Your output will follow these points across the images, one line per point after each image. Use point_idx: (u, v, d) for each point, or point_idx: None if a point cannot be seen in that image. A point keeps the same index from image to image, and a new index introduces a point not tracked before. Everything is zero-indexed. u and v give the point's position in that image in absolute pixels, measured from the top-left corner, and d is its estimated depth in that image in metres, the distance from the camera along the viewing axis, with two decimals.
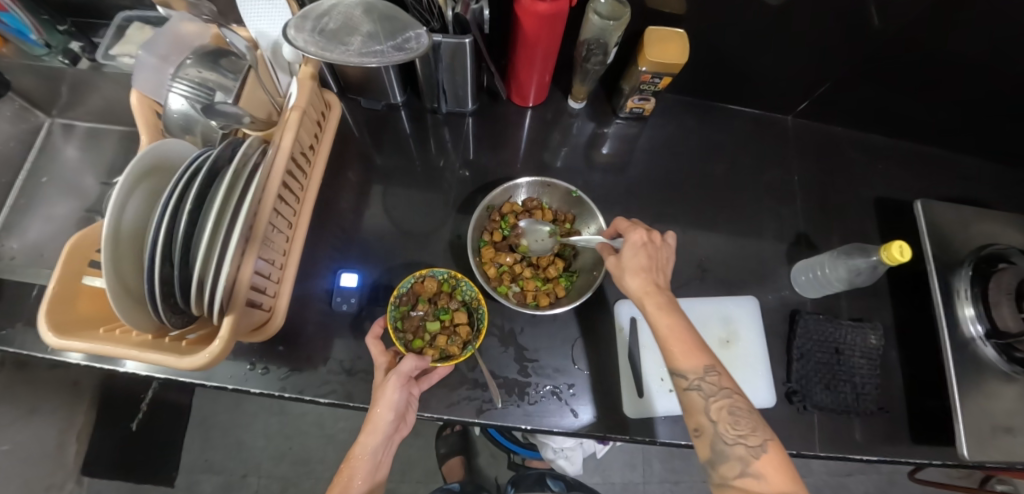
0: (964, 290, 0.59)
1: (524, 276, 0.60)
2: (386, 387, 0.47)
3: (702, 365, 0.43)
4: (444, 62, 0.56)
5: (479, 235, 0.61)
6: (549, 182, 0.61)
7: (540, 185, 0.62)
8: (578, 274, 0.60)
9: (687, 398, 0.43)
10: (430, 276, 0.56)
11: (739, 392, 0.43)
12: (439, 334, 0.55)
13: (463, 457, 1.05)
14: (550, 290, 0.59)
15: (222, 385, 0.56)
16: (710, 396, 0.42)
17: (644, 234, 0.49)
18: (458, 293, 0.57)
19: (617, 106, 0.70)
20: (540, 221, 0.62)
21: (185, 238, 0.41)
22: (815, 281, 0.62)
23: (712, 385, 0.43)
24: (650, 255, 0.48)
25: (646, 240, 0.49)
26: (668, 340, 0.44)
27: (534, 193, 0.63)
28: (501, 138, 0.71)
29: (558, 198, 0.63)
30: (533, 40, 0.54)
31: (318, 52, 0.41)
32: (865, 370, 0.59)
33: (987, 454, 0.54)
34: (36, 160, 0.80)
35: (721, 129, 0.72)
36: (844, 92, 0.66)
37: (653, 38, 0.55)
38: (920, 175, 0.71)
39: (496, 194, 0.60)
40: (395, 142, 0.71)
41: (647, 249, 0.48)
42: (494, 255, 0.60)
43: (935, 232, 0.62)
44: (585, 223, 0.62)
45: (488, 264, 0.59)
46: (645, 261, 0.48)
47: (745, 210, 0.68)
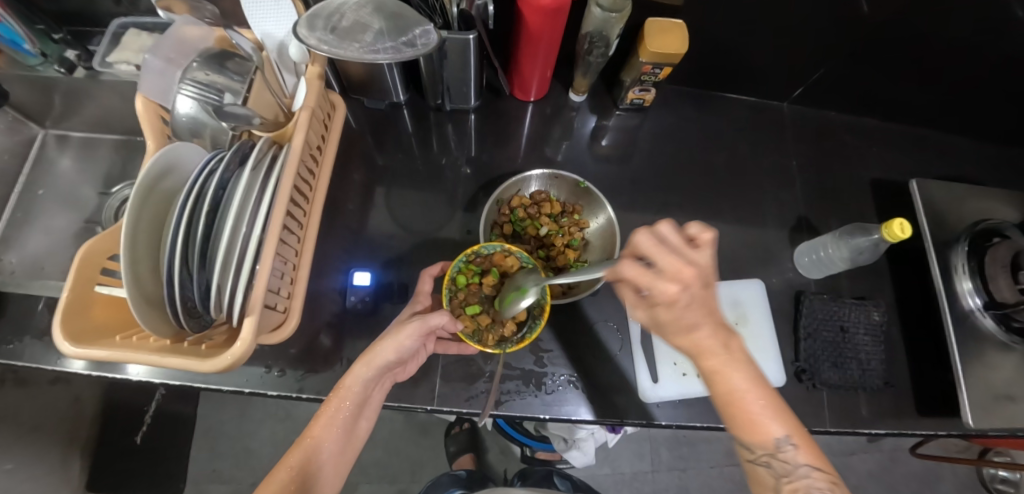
0: (961, 266, 0.61)
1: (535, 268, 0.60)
2: (404, 329, 0.46)
3: (777, 435, 0.39)
4: (448, 59, 0.57)
5: (493, 225, 0.62)
6: (557, 175, 0.62)
7: (550, 177, 0.63)
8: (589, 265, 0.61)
9: (753, 470, 0.41)
10: (514, 255, 0.54)
11: (821, 469, 0.38)
12: (486, 313, 0.54)
13: (472, 454, 1.05)
14: (562, 280, 0.59)
15: (238, 388, 0.56)
16: (780, 475, 0.39)
17: (672, 286, 0.35)
18: (530, 289, 0.54)
19: (618, 98, 0.71)
20: (549, 213, 0.62)
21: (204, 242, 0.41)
22: (819, 262, 0.63)
23: (783, 460, 0.39)
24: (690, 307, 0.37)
25: (679, 292, 0.36)
26: (729, 410, 0.39)
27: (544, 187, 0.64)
28: (504, 134, 0.72)
29: (567, 190, 0.64)
30: (536, 34, 0.55)
31: (330, 50, 0.41)
32: (870, 347, 0.61)
33: (991, 421, 0.56)
34: (31, 172, 0.79)
35: (719, 117, 0.74)
36: (837, 78, 0.68)
37: (653, 29, 0.56)
38: (912, 157, 0.73)
39: (506, 185, 0.60)
40: (399, 142, 0.71)
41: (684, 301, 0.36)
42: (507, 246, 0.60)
43: (930, 210, 0.64)
44: (594, 213, 0.63)
45: None
46: (686, 317, 0.37)
47: (746, 195, 0.69)
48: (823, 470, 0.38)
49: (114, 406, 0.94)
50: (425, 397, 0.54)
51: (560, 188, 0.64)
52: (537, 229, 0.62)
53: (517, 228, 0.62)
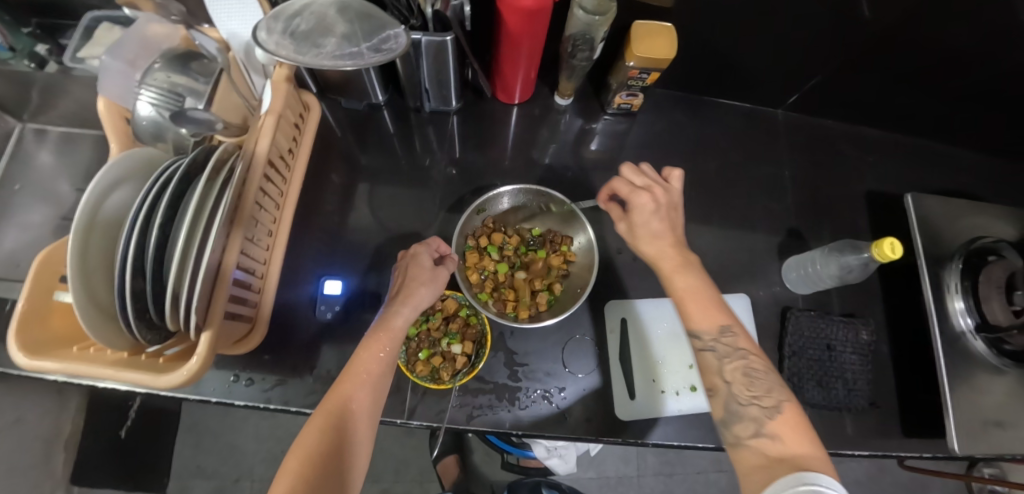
0: (954, 285, 0.59)
1: (505, 286, 0.60)
2: (381, 343, 0.47)
3: (718, 326, 0.43)
4: (426, 61, 0.54)
5: (470, 235, 0.61)
6: (541, 191, 0.59)
7: (528, 193, 0.61)
8: (565, 290, 0.60)
9: (702, 358, 0.43)
10: (452, 296, 0.56)
11: (757, 354, 0.43)
12: (439, 353, 0.54)
13: (456, 456, 1.05)
14: (532, 303, 0.58)
15: (205, 397, 0.55)
16: (724, 357, 0.42)
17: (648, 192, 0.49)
18: (473, 322, 0.55)
19: (606, 102, 0.69)
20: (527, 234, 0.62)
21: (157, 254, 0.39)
22: (807, 277, 0.62)
23: (727, 346, 0.43)
24: (662, 216, 0.48)
25: (652, 200, 0.48)
26: (682, 299, 0.45)
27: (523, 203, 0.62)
28: (488, 137, 0.69)
29: (549, 210, 0.62)
30: (516, 37, 0.53)
31: (291, 56, 0.39)
32: (856, 366, 0.59)
33: (978, 447, 0.54)
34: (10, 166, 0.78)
35: (712, 124, 0.71)
36: (834, 86, 0.65)
37: (640, 33, 0.54)
38: (910, 168, 0.71)
39: (487, 198, 0.60)
40: (379, 143, 0.69)
41: (657, 209, 0.48)
42: (478, 261, 0.60)
43: (926, 225, 0.62)
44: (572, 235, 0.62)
45: (471, 269, 0.59)
46: (656, 225, 0.48)
47: (736, 206, 0.67)
48: (757, 354, 0.43)
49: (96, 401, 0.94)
50: (395, 410, 0.53)
51: (540, 204, 0.62)
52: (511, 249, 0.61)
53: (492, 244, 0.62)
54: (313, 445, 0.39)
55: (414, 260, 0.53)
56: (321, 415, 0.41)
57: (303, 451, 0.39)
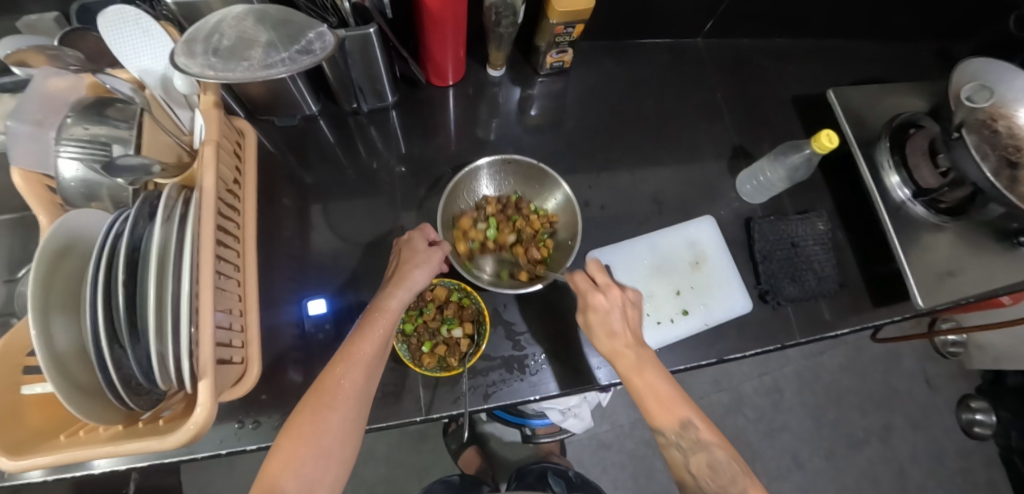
0: (886, 162, 0.64)
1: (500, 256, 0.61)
2: (373, 324, 0.47)
3: (678, 421, 0.45)
4: (353, 59, 0.53)
5: (454, 214, 0.62)
6: (507, 158, 0.61)
7: (500, 163, 0.62)
8: (556, 245, 0.62)
9: (669, 453, 0.46)
10: (440, 284, 0.56)
11: (722, 445, 0.45)
12: (442, 342, 0.54)
13: (477, 447, 1.07)
14: (530, 266, 0.60)
15: (214, 452, 0.53)
16: (688, 452, 0.45)
17: (602, 296, 0.51)
18: (468, 303, 0.56)
19: (537, 65, 0.70)
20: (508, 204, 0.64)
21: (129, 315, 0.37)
22: (760, 187, 0.66)
23: (690, 439, 0.45)
24: (618, 316, 0.50)
25: (618, 301, 0.51)
26: (642, 398, 0.47)
27: (496, 173, 0.64)
28: (432, 125, 0.69)
29: (517, 174, 0.64)
30: (439, 17, 0.52)
31: (216, 75, 0.37)
32: (820, 255, 0.65)
33: (938, 298, 0.61)
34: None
35: (640, 65, 0.74)
36: (742, 5, 0.69)
37: None
38: (824, 67, 0.76)
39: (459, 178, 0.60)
40: (324, 155, 0.67)
41: (614, 310, 0.50)
42: (468, 239, 0.61)
43: (850, 115, 0.67)
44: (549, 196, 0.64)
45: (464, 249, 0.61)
46: (608, 326, 0.49)
47: (680, 137, 0.71)
48: (723, 447, 0.44)
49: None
50: (412, 409, 0.53)
51: (509, 171, 0.64)
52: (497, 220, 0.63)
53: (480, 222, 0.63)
54: (307, 420, 0.41)
55: (409, 246, 0.54)
56: (313, 393, 0.43)
57: (297, 433, 0.41)
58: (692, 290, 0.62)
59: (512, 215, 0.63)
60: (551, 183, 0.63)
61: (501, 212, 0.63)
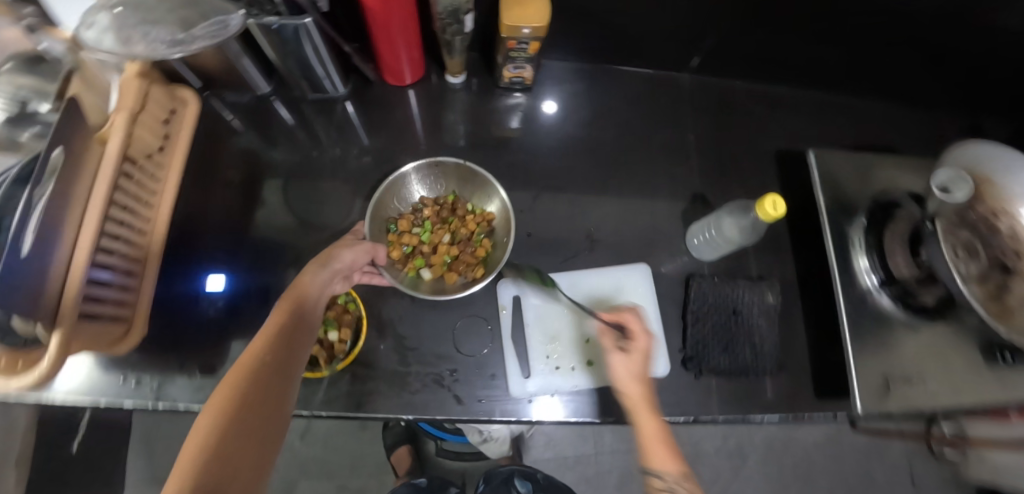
0: (859, 241, 0.57)
1: (434, 256, 0.60)
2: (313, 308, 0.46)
3: (677, 465, 0.47)
4: (297, 47, 0.53)
5: (387, 220, 0.62)
6: (435, 162, 0.61)
7: (429, 166, 0.62)
8: (493, 245, 0.61)
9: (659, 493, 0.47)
10: None
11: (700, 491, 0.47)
12: (315, 343, 0.54)
13: (410, 445, 1.06)
14: (461, 266, 0.59)
15: (93, 401, 0.53)
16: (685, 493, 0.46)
17: (643, 339, 0.49)
18: (352, 308, 0.56)
19: (498, 78, 0.67)
20: (445, 204, 0.63)
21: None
22: (709, 242, 0.59)
23: (687, 487, 0.46)
24: (635, 359, 0.49)
25: (638, 348, 0.49)
26: (650, 444, 0.46)
27: (430, 175, 0.63)
28: (385, 122, 0.68)
29: (451, 177, 0.64)
30: (381, 17, 0.51)
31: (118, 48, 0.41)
32: (763, 328, 0.58)
33: (890, 406, 0.52)
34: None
35: (613, 93, 0.69)
36: (729, 43, 0.63)
37: (507, 4, 0.53)
38: (820, 123, 0.69)
39: (386, 185, 0.60)
40: (272, 134, 0.68)
41: (637, 354, 0.49)
42: (401, 239, 0.60)
43: (831, 181, 0.60)
44: (486, 201, 0.63)
45: (395, 249, 0.60)
46: (631, 367, 0.48)
47: (639, 174, 0.66)
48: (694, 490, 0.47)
49: (50, 424, 0.94)
50: None
51: (440, 175, 0.64)
52: (432, 222, 0.63)
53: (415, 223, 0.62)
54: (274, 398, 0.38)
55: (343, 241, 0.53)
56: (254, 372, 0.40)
57: None
58: None
59: (445, 217, 0.63)
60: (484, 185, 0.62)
61: (436, 213, 0.63)
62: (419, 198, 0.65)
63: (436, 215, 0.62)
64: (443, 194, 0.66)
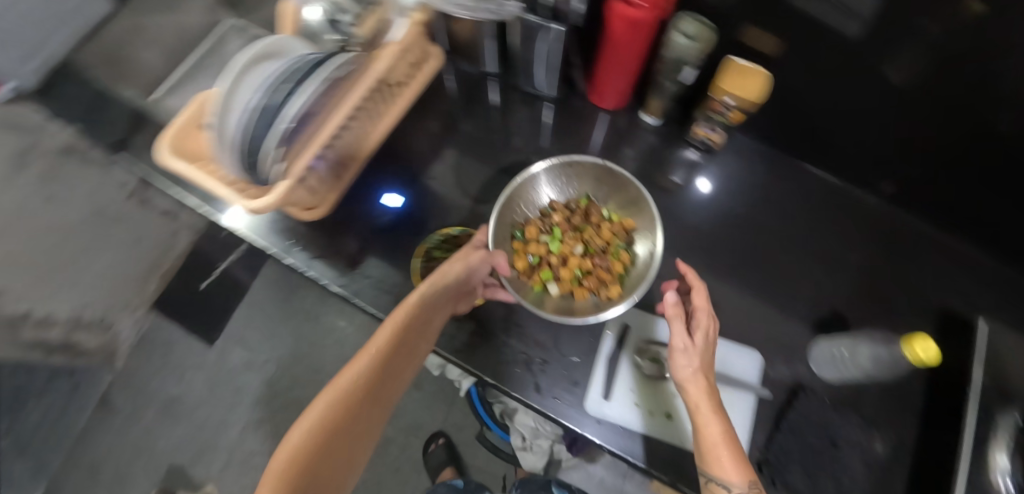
0: (1002, 437, 0.49)
1: (563, 266, 0.63)
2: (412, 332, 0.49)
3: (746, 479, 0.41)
4: (537, 46, 0.61)
5: (513, 226, 0.65)
6: (573, 161, 0.63)
7: (561, 167, 0.65)
8: (628, 263, 0.64)
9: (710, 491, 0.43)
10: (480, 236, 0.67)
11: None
12: None
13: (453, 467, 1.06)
14: (591, 280, 0.62)
15: (264, 246, 0.66)
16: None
17: (678, 322, 0.48)
18: None
19: (688, 133, 0.70)
20: (582, 215, 0.67)
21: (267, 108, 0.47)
22: (835, 360, 0.57)
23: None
24: (705, 345, 0.49)
25: (689, 339, 0.48)
26: (708, 436, 0.43)
27: (556, 178, 0.66)
28: (570, 130, 0.75)
29: (587, 178, 0.67)
30: (618, 44, 0.57)
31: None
32: (856, 473, 0.56)
33: None
34: (199, 61, 0.92)
35: (787, 187, 0.70)
36: (933, 187, 0.60)
37: (732, 70, 0.56)
38: (1001, 303, 0.63)
39: (518, 187, 0.63)
40: (475, 104, 0.76)
41: (692, 338, 0.49)
42: (530, 247, 0.64)
43: (994, 364, 0.55)
44: (628, 212, 0.66)
45: (521, 258, 0.63)
46: (667, 340, 0.48)
47: (783, 270, 0.66)
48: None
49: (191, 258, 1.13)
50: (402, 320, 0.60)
51: (572, 175, 0.67)
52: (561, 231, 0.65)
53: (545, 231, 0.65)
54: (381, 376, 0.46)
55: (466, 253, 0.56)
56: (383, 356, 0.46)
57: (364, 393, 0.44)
58: None
59: (572, 227, 0.66)
60: (630, 187, 0.63)
61: (565, 222, 0.66)
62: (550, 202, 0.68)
63: (569, 223, 0.66)
64: (578, 196, 0.69)
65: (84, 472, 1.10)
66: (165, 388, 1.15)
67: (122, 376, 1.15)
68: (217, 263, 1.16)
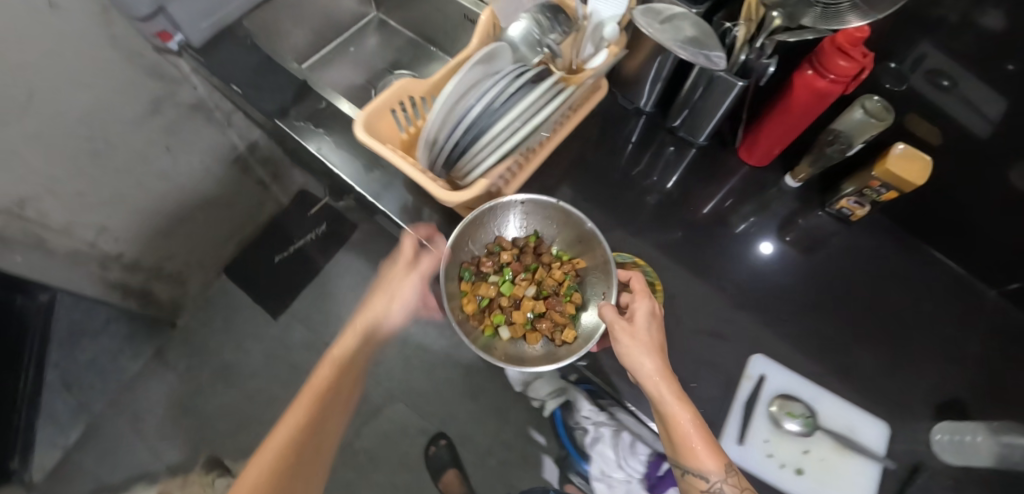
0: None
1: (523, 312, 0.62)
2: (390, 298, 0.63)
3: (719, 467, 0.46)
4: (705, 94, 0.65)
5: (462, 265, 0.63)
6: (527, 200, 0.60)
7: (520, 205, 0.61)
8: (578, 303, 0.63)
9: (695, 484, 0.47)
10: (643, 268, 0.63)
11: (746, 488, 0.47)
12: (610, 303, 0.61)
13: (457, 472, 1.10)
14: (550, 328, 0.60)
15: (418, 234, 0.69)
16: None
17: (611, 310, 0.50)
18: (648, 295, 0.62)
19: (827, 200, 0.72)
20: (528, 249, 0.65)
21: (482, 116, 0.51)
22: (959, 445, 0.58)
23: (732, 483, 0.46)
24: (655, 337, 0.50)
25: (616, 315, 0.50)
26: (680, 436, 0.47)
27: (515, 210, 0.63)
28: (709, 174, 0.76)
29: (544, 214, 0.63)
30: (790, 109, 0.61)
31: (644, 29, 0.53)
32: None
33: None
34: (330, 54, 1.02)
35: (914, 266, 0.71)
36: None
37: (899, 152, 0.60)
38: None
39: (475, 217, 0.58)
40: (618, 134, 0.78)
41: (629, 328, 0.49)
42: (479, 288, 0.63)
43: None
44: (579, 249, 0.65)
45: (469, 300, 0.62)
46: (651, 339, 0.49)
47: (908, 347, 0.65)
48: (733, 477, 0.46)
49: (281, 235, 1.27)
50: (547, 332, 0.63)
51: (530, 212, 0.63)
52: (512, 268, 0.65)
53: (496, 268, 0.65)
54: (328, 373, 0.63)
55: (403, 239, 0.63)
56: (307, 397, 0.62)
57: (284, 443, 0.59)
58: (818, 459, 0.59)
59: (525, 264, 0.65)
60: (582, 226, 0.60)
61: (517, 258, 0.65)
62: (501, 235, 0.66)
63: (514, 258, 0.64)
64: (528, 232, 0.68)
65: (129, 417, 1.18)
66: (223, 354, 1.24)
67: (187, 333, 1.25)
68: (294, 241, 1.31)
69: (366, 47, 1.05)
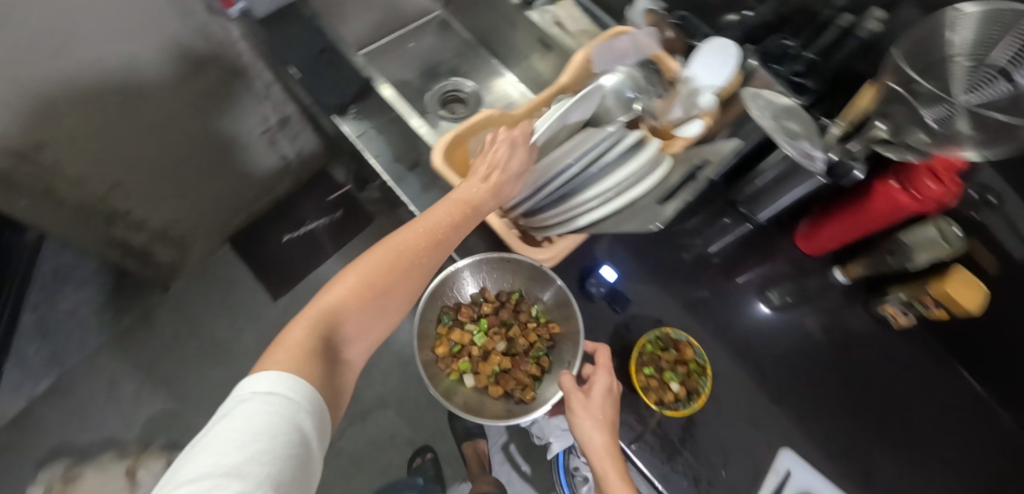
0: None
1: (491, 364, 0.78)
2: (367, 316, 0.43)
3: None
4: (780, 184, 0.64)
5: (443, 310, 0.78)
6: (507, 259, 0.66)
7: (497, 260, 0.68)
8: (541, 370, 0.73)
9: None
10: (694, 349, 0.66)
11: None
12: (658, 379, 0.64)
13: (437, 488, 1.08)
14: (508, 386, 0.74)
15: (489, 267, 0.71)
16: None
17: (568, 377, 0.58)
18: (696, 377, 0.65)
19: (873, 303, 0.73)
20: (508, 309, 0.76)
21: (573, 178, 0.51)
22: None
23: None
24: (606, 410, 0.54)
25: (570, 383, 0.57)
26: None
27: (484, 269, 0.71)
28: (763, 253, 0.76)
29: (517, 276, 0.72)
30: (866, 211, 0.61)
31: (753, 110, 0.52)
32: None
33: None
34: (386, 45, 0.98)
35: (943, 382, 0.72)
36: None
37: (959, 276, 0.60)
38: None
39: (442, 278, 0.70)
40: None
41: (576, 395, 0.55)
42: (455, 334, 0.79)
43: None
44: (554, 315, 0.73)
45: (443, 343, 0.79)
46: (596, 407, 0.54)
47: (930, 465, 0.66)
48: None
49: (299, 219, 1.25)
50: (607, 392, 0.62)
51: (511, 276, 0.72)
52: (488, 324, 0.79)
53: (476, 319, 0.79)
54: (295, 337, 0.37)
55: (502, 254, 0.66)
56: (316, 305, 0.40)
57: (297, 343, 0.37)
58: None
59: (501, 322, 0.78)
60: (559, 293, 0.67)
61: (495, 312, 0.78)
62: (482, 289, 0.77)
63: (492, 314, 0.78)
64: (512, 288, 0.76)
65: (105, 378, 1.12)
66: (215, 329, 1.19)
67: (180, 301, 1.20)
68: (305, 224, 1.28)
69: (423, 44, 1.00)
